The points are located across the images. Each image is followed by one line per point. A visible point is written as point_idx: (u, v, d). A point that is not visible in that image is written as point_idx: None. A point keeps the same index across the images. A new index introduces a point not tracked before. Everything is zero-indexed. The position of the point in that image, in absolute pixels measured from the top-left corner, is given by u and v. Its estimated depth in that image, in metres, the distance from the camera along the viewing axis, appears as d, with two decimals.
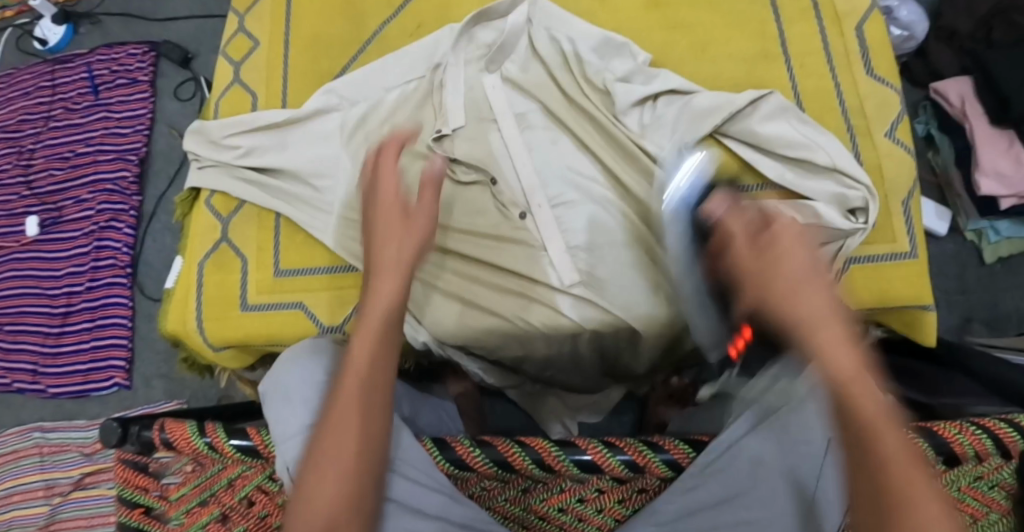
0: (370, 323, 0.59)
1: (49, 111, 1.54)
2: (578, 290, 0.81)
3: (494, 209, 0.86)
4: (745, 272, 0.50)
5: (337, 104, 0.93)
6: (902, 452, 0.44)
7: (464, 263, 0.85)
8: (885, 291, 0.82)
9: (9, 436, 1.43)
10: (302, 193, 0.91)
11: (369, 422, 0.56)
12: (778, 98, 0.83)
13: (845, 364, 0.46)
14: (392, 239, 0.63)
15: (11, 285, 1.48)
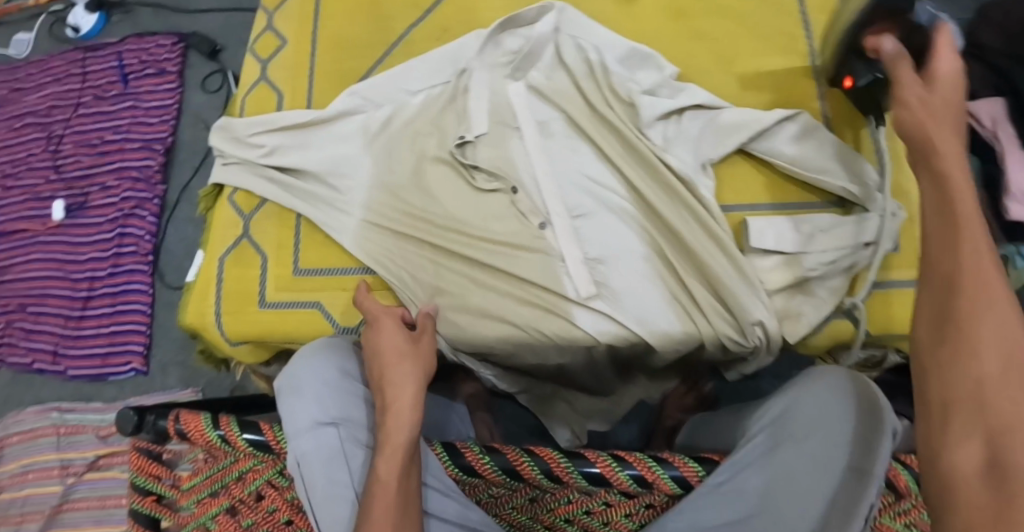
0: (393, 443, 0.61)
1: (79, 97, 1.56)
2: (594, 302, 0.80)
3: (513, 215, 0.86)
4: (910, 107, 0.54)
5: (360, 106, 0.94)
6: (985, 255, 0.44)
7: (475, 269, 0.85)
8: (907, 317, 0.84)
9: (28, 415, 1.45)
10: (325, 195, 0.91)
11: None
12: (807, 117, 0.84)
13: (960, 178, 0.48)
14: (399, 370, 0.67)
15: (36, 268, 1.51)
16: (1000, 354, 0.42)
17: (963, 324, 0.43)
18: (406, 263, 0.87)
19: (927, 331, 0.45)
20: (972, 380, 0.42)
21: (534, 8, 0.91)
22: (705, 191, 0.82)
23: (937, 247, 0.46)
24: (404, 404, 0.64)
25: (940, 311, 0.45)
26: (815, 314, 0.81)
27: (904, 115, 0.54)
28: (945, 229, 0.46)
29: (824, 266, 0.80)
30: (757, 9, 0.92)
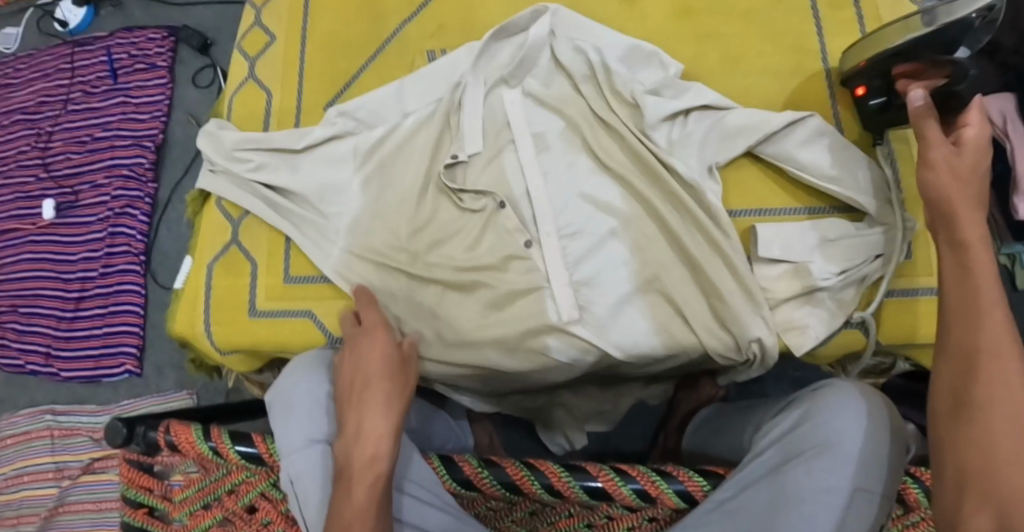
0: (371, 468, 0.59)
1: (68, 93, 1.53)
2: (574, 327, 0.78)
3: (498, 235, 0.82)
4: (936, 170, 0.62)
5: (352, 127, 0.90)
6: (1003, 332, 0.51)
7: (455, 293, 0.82)
8: (916, 328, 0.82)
9: (22, 417, 1.44)
10: (312, 212, 0.89)
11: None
12: (818, 120, 0.80)
13: (982, 254, 0.55)
14: (378, 392, 0.64)
15: (26, 268, 1.48)
16: (1012, 426, 0.47)
17: (977, 394, 0.49)
18: (389, 291, 0.84)
19: (945, 394, 0.51)
20: (984, 453, 0.47)
21: (525, 14, 0.86)
22: (710, 195, 0.79)
23: (957, 319, 0.53)
24: (374, 429, 0.61)
25: (959, 380, 0.51)
26: (822, 326, 0.79)
27: (930, 175, 0.62)
28: (966, 307, 0.53)
29: (837, 277, 0.79)
30: (764, 5, 0.88)
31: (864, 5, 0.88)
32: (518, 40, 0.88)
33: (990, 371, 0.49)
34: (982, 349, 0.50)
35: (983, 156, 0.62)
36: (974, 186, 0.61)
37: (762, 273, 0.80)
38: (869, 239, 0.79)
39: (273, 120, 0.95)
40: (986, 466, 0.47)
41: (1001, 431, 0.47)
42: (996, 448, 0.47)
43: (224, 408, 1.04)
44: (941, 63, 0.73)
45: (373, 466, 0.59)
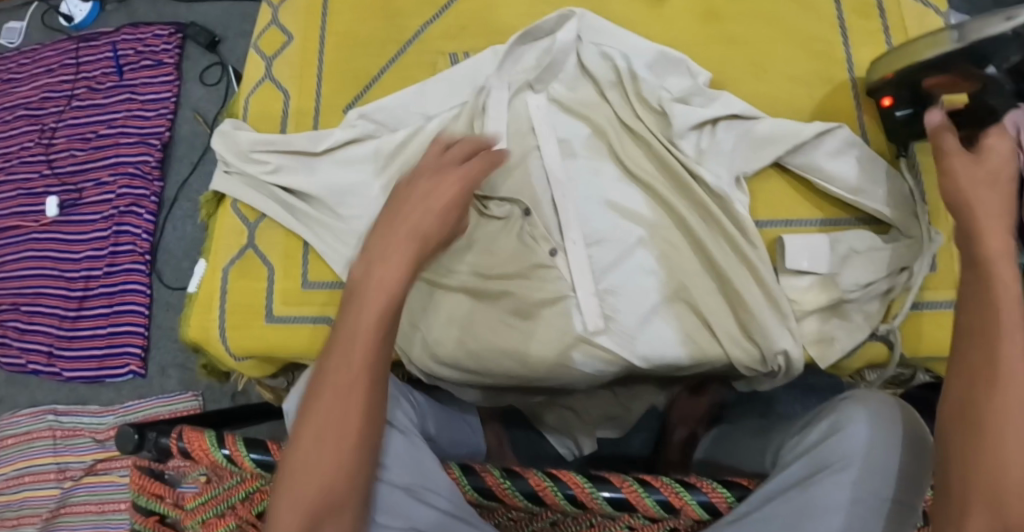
0: (357, 334, 0.60)
1: (72, 89, 1.50)
2: (599, 337, 0.78)
3: (522, 243, 0.81)
4: (956, 179, 0.62)
5: (373, 130, 0.89)
6: (1019, 352, 0.50)
7: (477, 301, 0.81)
8: (939, 341, 0.81)
9: (23, 416, 1.42)
10: (330, 218, 0.87)
11: (357, 416, 0.57)
12: (847, 131, 0.80)
13: (1006, 269, 0.54)
14: (432, 217, 0.65)
15: (29, 266, 1.46)
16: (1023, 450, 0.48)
17: (984, 414, 0.49)
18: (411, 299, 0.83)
19: (951, 409, 0.52)
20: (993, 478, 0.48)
21: (553, 17, 0.85)
22: (738, 205, 0.79)
23: (972, 339, 0.52)
24: (399, 263, 0.62)
25: (968, 395, 0.51)
26: (849, 339, 0.79)
27: (983, 193, 0.60)
28: (984, 328, 0.52)
29: (860, 288, 0.79)
30: (791, 12, 0.87)
31: (890, 14, 0.87)
32: (544, 44, 0.86)
33: (1007, 399, 0.49)
34: (1001, 374, 0.50)
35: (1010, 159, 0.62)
36: (1001, 191, 0.60)
37: (788, 284, 0.80)
38: (891, 254, 0.80)
39: (291, 121, 0.94)
40: (990, 480, 0.48)
41: (1010, 455, 0.48)
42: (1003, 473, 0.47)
43: (234, 413, 1.03)
44: (970, 77, 0.72)
45: (392, 302, 0.61)
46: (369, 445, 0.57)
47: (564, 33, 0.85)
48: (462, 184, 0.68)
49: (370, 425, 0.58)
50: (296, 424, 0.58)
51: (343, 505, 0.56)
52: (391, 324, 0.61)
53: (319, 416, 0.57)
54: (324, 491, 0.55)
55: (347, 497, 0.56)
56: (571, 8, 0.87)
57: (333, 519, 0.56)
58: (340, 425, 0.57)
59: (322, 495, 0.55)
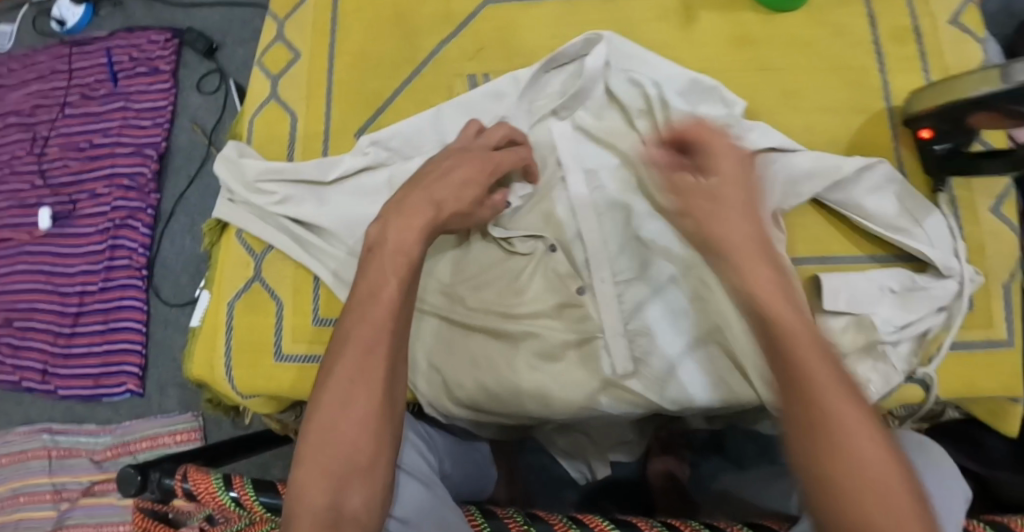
0: (375, 297, 0.62)
1: (65, 96, 1.45)
2: (629, 380, 0.75)
3: (547, 281, 0.78)
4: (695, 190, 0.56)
5: (387, 158, 0.84)
6: (843, 393, 0.47)
7: (497, 341, 0.77)
8: (978, 381, 0.78)
9: (16, 436, 1.35)
10: (339, 252, 0.83)
11: (381, 375, 0.59)
12: (888, 166, 0.77)
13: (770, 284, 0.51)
14: (452, 192, 0.70)
15: (21, 280, 1.39)
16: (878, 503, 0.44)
17: (827, 467, 0.46)
18: (428, 336, 0.79)
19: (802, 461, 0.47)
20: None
21: (579, 42, 0.82)
22: (773, 243, 0.75)
23: (783, 383, 0.49)
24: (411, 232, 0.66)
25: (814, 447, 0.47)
26: (883, 382, 0.74)
27: (721, 223, 0.54)
28: (792, 374, 0.48)
29: (898, 330, 0.76)
30: (819, 40, 0.86)
31: (927, 40, 0.85)
32: (570, 68, 0.84)
33: (840, 451, 0.46)
34: (831, 426, 0.46)
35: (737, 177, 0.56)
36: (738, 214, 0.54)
37: (824, 324, 0.77)
38: (933, 293, 0.77)
39: (299, 145, 0.89)
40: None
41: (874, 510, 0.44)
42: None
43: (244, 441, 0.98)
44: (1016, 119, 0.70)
45: (407, 267, 0.64)
46: (390, 406, 0.59)
47: (593, 58, 0.81)
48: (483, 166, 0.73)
49: (391, 386, 0.60)
50: (316, 390, 0.60)
51: (368, 462, 0.57)
52: (408, 291, 0.63)
53: (340, 379, 0.59)
54: (350, 448, 0.57)
55: (373, 456, 0.57)
56: (598, 31, 0.83)
57: (359, 476, 0.57)
58: (362, 384, 0.59)
59: (348, 453, 0.57)
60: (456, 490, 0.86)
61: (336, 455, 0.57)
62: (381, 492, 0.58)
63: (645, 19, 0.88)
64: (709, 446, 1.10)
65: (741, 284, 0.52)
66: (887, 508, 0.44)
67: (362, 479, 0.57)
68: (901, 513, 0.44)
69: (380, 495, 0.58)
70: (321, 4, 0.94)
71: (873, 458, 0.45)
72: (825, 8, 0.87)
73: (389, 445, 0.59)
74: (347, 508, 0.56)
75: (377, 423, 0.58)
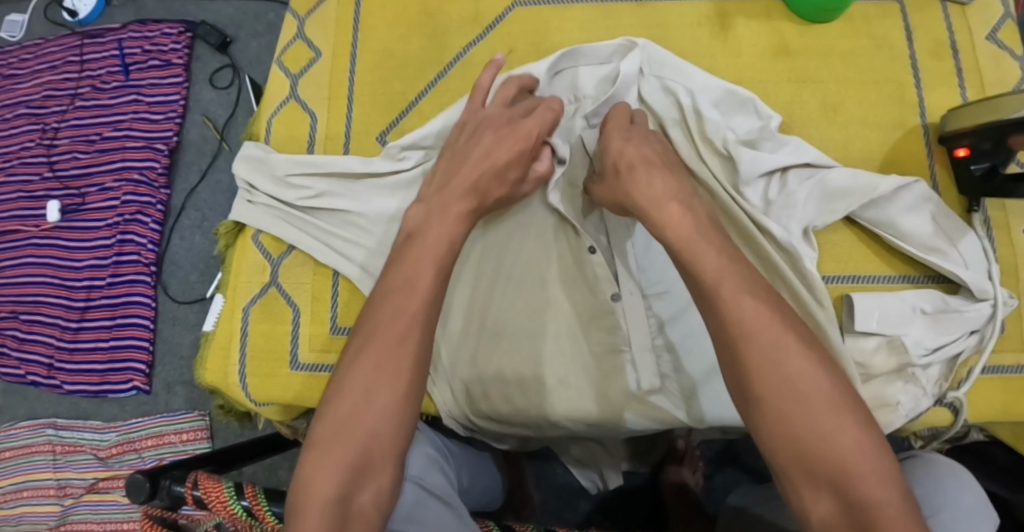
0: (406, 287, 0.61)
1: (76, 88, 1.42)
2: (655, 397, 0.74)
3: (580, 286, 0.77)
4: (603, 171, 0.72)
5: (416, 157, 0.81)
6: (766, 319, 0.54)
7: (522, 350, 0.76)
8: (1007, 405, 0.77)
9: (20, 430, 1.33)
10: (368, 246, 0.81)
11: (405, 371, 0.57)
12: (923, 187, 0.76)
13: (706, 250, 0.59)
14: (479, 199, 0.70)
15: (26, 273, 1.36)
16: (802, 419, 0.52)
17: (766, 395, 0.53)
18: (452, 338, 0.78)
19: (734, 386, 0.55)
20: (795, 444, 0.52)
21: (610, 48, 0.80)
22: (807, 261, 0.74)
23: (714, 318, 0.56)
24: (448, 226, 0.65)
25: (738, 377, 0.54)
26: (913, 405, 0.74)
27: (639, 185, 0.66)
28: (719, 311, 0.55)
29: (929, 352, 0.75)
30: (863, 50, 0.85)
31: (964, 56, 0.85)
32: (601, 72, 0.81)
33: (768, 376, 0.53)
34: (756, 354, 0.53)
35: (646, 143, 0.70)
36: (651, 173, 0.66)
37: (855, 345, 0.76)
38: (968, 316, 0.74)
39: (318, 147, 0.87)
40: (798, 449, 0.52)
41: (790, 418, 0.52)
42: (805, 446, 0.51)
43: (258, 442, 0.96)
44: None
45: (442, 260, 0.63)
46: (412, 399, 0.58)
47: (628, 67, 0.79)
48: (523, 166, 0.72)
49: (417, 380, 0.58)
50: (339, 376, 0.58)
51: (383, 454, 0.56)
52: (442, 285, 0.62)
53: (362, 364, 0.58)
54: (368, 438, 0.55)
55: (389, 450, 0.56)
56: (632, 39, 0.80)
57: (374, 467, 0.55)
58: (385, 380, 0.57)
59: (365, 445, 0.55)
60: (472, 502, 0.85)
61: (351, 444, 0.55)
62: (391, 490, 0.56)
63: (682, 25, 0.86)
64: (724, 457, 1.07)
65: (660, 229, 0.62)
66: (816, 424, 0.51)
67: (376, 473, 0.55)
68: (817, 417, 0.51)
69: (392, 492, 0.56)
70: (344, 1, 0.91)
71: (806, 382, 0.52)
72: (867, 18, 0.85)
73: (407, 441, 0.57)
74: (357, 502, 0.54)
75: (397, 419, 0.56)
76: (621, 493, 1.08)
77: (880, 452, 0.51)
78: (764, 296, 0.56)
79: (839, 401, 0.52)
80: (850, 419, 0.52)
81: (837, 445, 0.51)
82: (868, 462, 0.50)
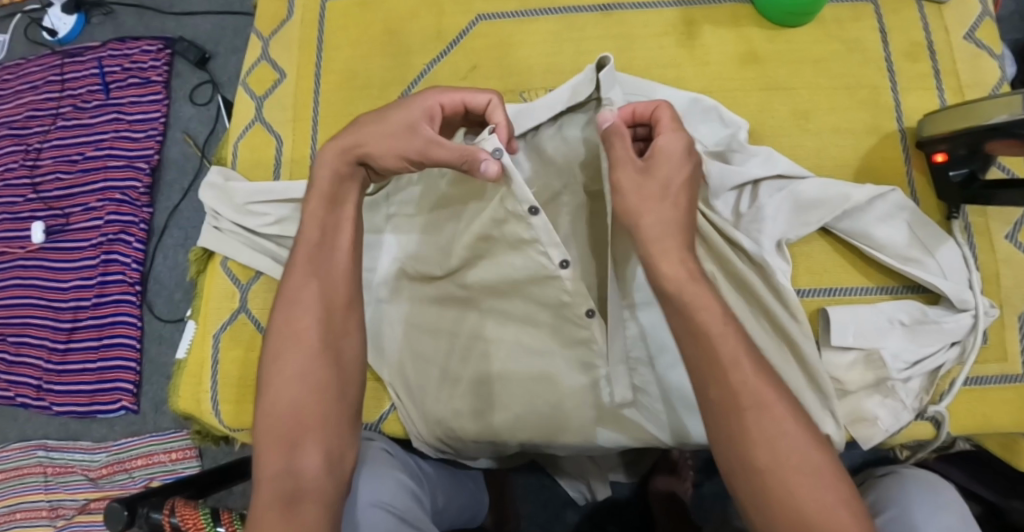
0: (304, 247, 0.64)
1: (57, 108, 1.40)
2: (627, 409, 0.74)
3: (551, 300, 0.72)
4: (628, 170, 0.60)
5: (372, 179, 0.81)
6: (738, 351, 0.53)
7: (493, 359, 0.76)
8: (990, 416, 0.75)
9: (11, 452, 1.28)
10: None
11: (312, 324, 0.60)
12: (898, 195, 0.74)
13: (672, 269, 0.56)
14: None
15: (10, 294, 1.32)
16: (770, 451, 0.50)
17: (764, 460, 0.50)
18: (422, 354, 0.78)
19: (728, 451, 0.52)
20: (774, 473, 0.50)
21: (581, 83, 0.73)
22: (780, 275, 0.72)
23: (706, 376, 0.53)
24: (327, 173, 0.65)
25: (727, 412, 0.52)
26: (893, 420, 0.72)
27: (649, 215, 0.58)
28: (711, 368, 0.53)
29: (908, 367, 0.73)
30: (834, 55, 0.83)
31: (941, 57, 0.83)
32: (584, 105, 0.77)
33: (747, 426, 0.51)
34: (744, 404, 0.51)
35: (679, 163, 0.61)
36: (671, 204, 0.59)
37: (832, 360, 0.74)
38: (946, 327, 0.73)
39: (284, 169, 0.86)
40: (775, 487, 0.50)
41: (766, 456, 0.50)
42: (805, 511, 0.48)
43: (240, 465, 0.95)
44: None
45: (327, 205, 0.65)
46: (333, 360, 0.60)
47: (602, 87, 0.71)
48: (422, 116, 0.66)
49: (332, 342, 0.61)
50: (268, 356, 0.60)
51: (317, 417, 0.57)
52: (329, 243, 0.64)
53: (280, 334, 0.60)
54: (299, 407, 0.57)
55: (324, 413, 0.58)
56: (603, 54, 0.69)
57: (313, 430, 0.57)
58: (292, 341, 0.60)
59: (296, 411, 0.57)
60: (449, 525, 0.83)
61: (287, 416, 0.57)
62: (338, 451, 0.57)
63: (649, 35, 0.85)
64: (713, 465, 1.02)
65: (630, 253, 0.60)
66: (790, 464, 0.50)
67: (316, 434, 0.57)
68: (785, 455, 0.50)
69: (337, 455, 0.57)
70: (308, 21, 0.91)
71: (783, 428, 0.51)
72: (840, 22, 0.84)
73: (338, 391, 0.59)
74: (303, 469, 0.55)
75: (312, 373, 0.59)
76: (608, 504, 1.04)
77: (844, 485, 0.50)
78: (742, 334, 0.54)
79: (813, 456, 0.50)
80: (816, 450, 0.50)
81: (802, 495, 0.49)
82: (834, 496, 0.49)
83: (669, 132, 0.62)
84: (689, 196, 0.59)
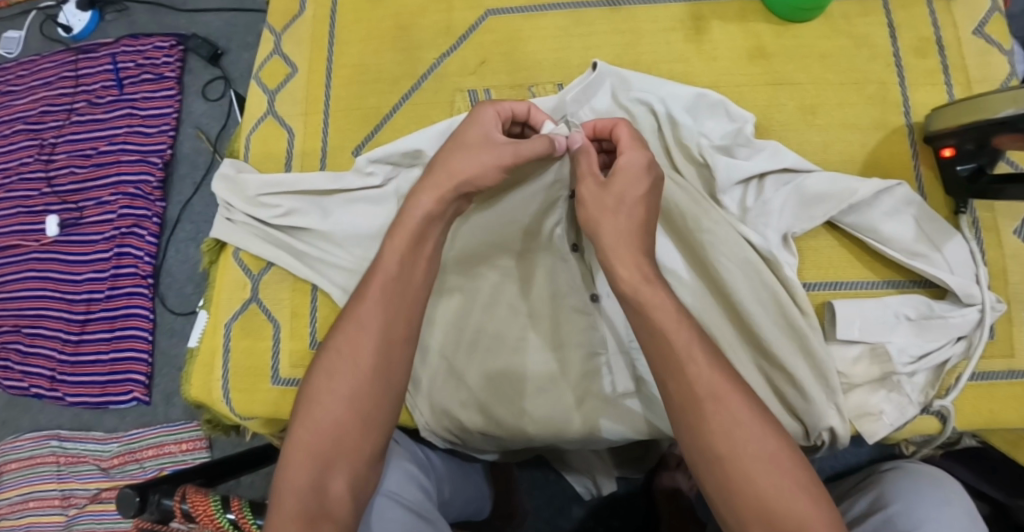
0: (382, 273, 0.63)
1: (72, 103, 1.41)
2: (628, 400, 0.76)
3: (558, 280, 0.77)
4: (588, 185, 0.64)
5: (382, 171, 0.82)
6: (690, 340, 0.55)
7: (507, 355, 0.76)
8: (997, 413, 0.75)
9: (24, 442, 1.29)
10: (342, 260, 0.81)
11: (372, 355, 0.60)
12: (904, 190, 0.75)
13: (626, 270, 0.59)
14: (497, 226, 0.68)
15: (25, 287, 1.34)
16: (725, 438, 0.52)
17: (723, 449, 0.52)
18: (426, 348, 0.77)
19: (694, 452, 0.53)
20: (732, 461, 0.52)
21: (575, 89, 0.78)
22: (786, 269, 0.73)
23: (664, 368, 0.55)
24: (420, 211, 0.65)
25: (686, 404, 0.54)
26: (897, 414, 0.72)
27: (606, 225, 0.61)
28: (668, 364, 0.55)
29: (912, 361, 0.73)
30: (841, 50, 0.83)
31: (949, 52, 0.83)
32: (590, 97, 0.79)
33: (706, 417, 0.53)
34: (703, 397, 0.53)
35: (637, 179, 0.62)
36: (625, 217, 0.61)
37: (838, 354, 0.74)
38: (952, 322, 0.73)
39: (295, 162, 0.87)
40: (733, 478, 0.52)
41: (722, 440, 0.52)
42: (763, 495, 0.51)
43: (249, 455, 0.95)
44: None
45: (409, 238, 0.64)
46: (382, 390, 0.60)
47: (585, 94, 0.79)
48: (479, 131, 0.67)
49: (385, 371, 0.60)
50: (319, 373, 0.61)
51: (355, 446, 0.59)
52: (404, 281, 0.63)
53: (336, 354, 0.61)
54: (339, 433, 0.59)
55: (360, 439, 0.59)
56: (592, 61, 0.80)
57: (347, 456, 0.58)
58: (351, 368, 0.60)
59: (337, 436, 0.58)
60: (455, 516, 0.84)
61: (326, 438, 0.58)
62: (365, 478, 0.59)
63: (656, 30, 0.86)
64: None
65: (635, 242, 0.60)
66: (743, 453, 0.52)
67: (348, 463, 0.58)
68: (740, 446, 0.52)
69: (362, 481, 0.59)
70: (319, 16, 0.92)
71: (740, 415, 0.53)
72: (848, 18, 0.84)
73: (380, 431, 0.60)
74: (331, 493, 0.58)
75: (361, 403, 0.59)
76: (613, 499, 1.04)
77: (800, 473, 0.52)
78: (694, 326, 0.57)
79: (780, 447, 0.52)
80: (772, 432, 0.53)
81: (761, 480, 0.51)
82: (790, 481, 0.51)
83: (629, 149, 0.64)
84: (644, 209, 0.62)
